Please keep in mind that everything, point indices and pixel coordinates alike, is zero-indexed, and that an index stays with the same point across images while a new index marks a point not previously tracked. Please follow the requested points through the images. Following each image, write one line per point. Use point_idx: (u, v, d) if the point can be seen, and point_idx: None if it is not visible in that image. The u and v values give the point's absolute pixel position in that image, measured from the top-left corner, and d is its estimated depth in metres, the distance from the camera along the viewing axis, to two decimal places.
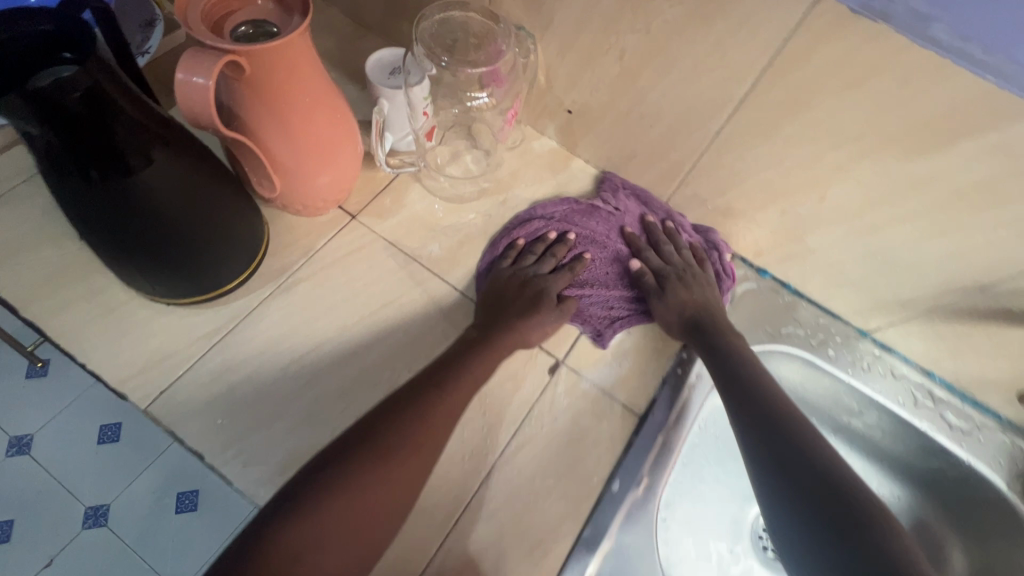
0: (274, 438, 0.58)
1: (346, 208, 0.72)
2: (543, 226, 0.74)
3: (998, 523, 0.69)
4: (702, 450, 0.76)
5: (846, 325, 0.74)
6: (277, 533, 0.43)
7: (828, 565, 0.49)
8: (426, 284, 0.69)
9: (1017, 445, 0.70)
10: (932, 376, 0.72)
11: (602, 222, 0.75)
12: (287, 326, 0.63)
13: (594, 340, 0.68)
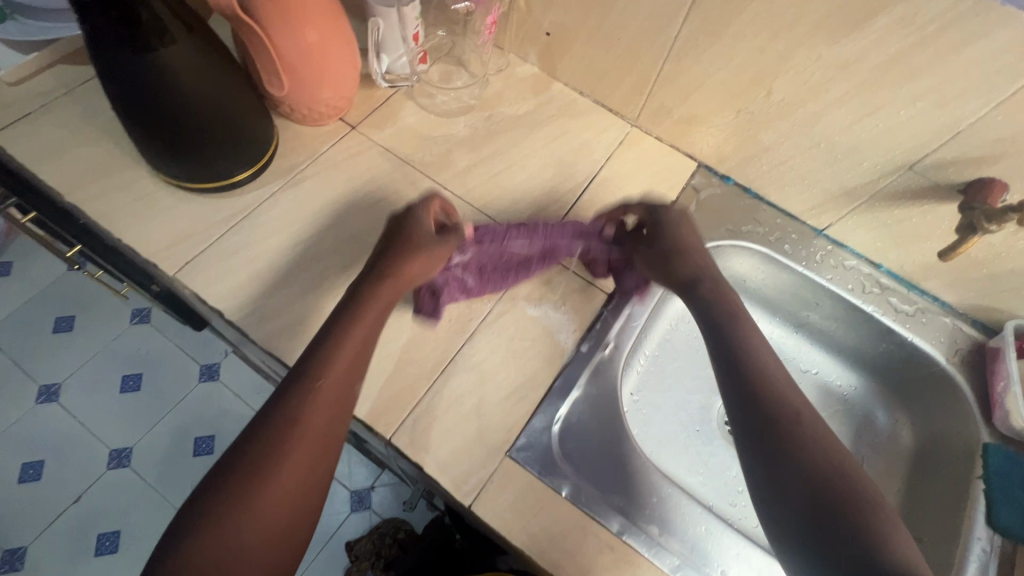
0: (284, 301, 0.66)
1: (347, 120, 0.80)
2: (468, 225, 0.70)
3: (940, 393, 0.76)
4: (674, 343, 0.84)
5: (802, 225, 0.82)
6: None
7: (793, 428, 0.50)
8: (419, 183, 0.77)
9: (958, 326, 0.77)
10: (879, 268, 0.80)
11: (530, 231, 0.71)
12: (296, 213, 0.72)
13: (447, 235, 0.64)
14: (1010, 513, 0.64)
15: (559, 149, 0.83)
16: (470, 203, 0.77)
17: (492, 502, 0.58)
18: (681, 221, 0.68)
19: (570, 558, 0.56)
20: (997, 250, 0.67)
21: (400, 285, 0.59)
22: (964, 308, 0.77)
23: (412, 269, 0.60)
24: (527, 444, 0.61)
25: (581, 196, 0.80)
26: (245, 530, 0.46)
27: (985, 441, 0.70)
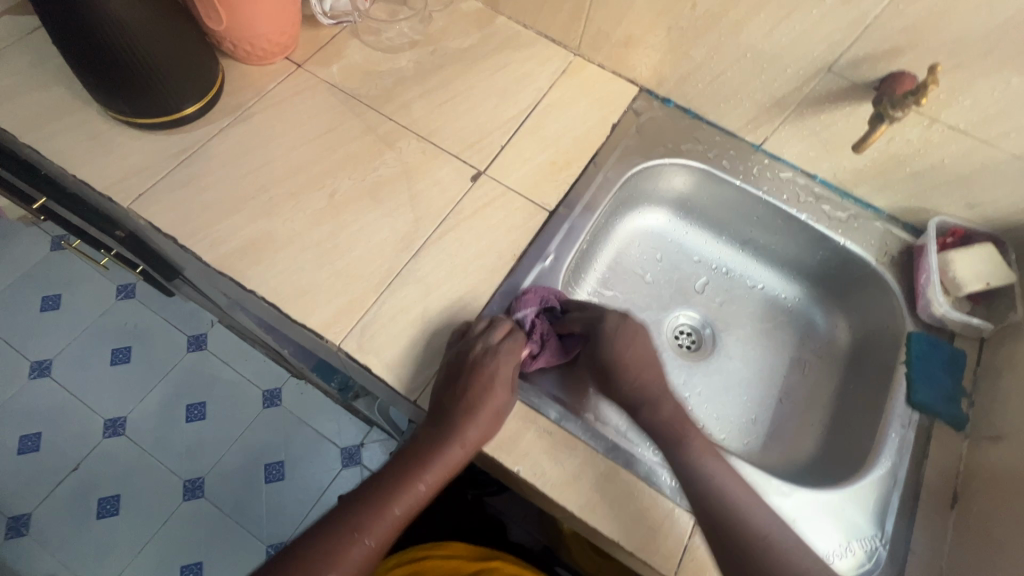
0: (235, 227, 0.69)
1: (293, 59, 0.82)
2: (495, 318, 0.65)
3: (872, 293, 0.80)
4: (628, 276, 0.88)
5: (739, 141, 0.84)
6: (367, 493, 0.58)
7: None
8: (364, 115, 0.79)
9: (888, 230, 0.80)
10: (814, 178, 0.83)
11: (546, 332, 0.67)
12: (243, 147, 0.74)
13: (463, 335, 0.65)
14: (926, 392, 0.68)
15: (503, 79, 0.85)
16: (416, 132, 0.79)
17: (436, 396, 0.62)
18: (620, 330, 0.64)
19: (508, 442, 0.61)
20: (916, 146, 0.70)
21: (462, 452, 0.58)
22: (894, 211, 0.80)
23: (476, 429, 0.58)
24: None
25: (524, 122, 0.82)
26: None
27: (909, 330, 0.73)
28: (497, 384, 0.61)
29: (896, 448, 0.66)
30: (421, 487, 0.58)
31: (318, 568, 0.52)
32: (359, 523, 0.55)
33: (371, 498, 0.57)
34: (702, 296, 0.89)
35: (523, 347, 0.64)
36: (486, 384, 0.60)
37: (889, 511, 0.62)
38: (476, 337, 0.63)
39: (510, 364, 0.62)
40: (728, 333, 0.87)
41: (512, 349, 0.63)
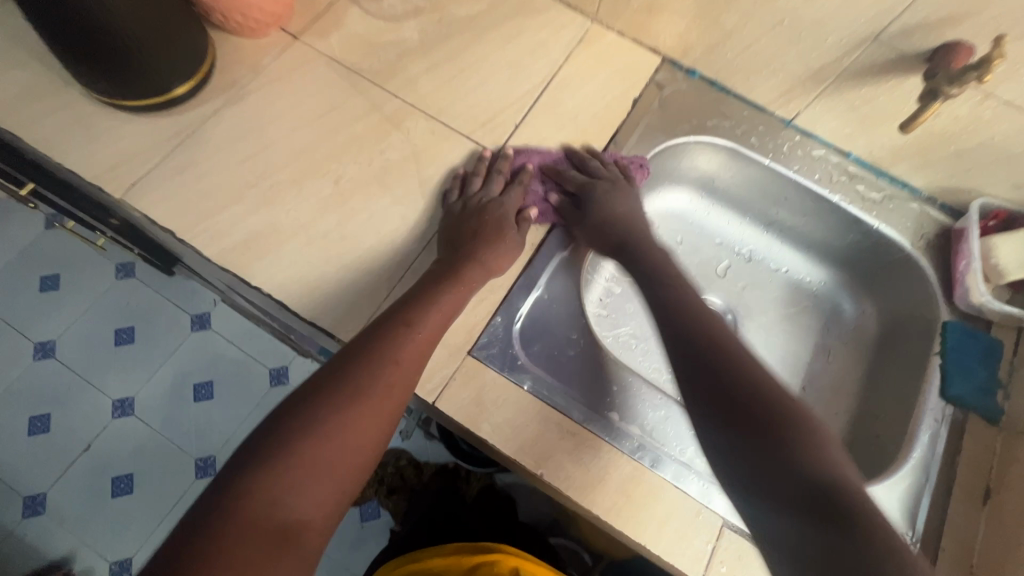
0: (235, 217, 0.65)
1: (288, 30, 0.76)
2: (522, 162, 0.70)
3: (904, 279, 0.76)
4: None
5: (769, 116, 0.79)
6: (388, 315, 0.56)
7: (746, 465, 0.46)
8: (368, 92, 0.74)
9: (924, 211, 0.76)
10: (848, 156, 0.78)
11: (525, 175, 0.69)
12: (239, 130, 0.69)
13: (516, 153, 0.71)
14: (961, 385, 0.65)
15: (515, 50, 0.78)
16: (424, 110, 0.74)
17: (454, 397, 0.60)
18: (608, 194, 0.67)
19: (530, 442, 0.59)
20: (965, 123, 0.65)
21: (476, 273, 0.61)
22: (932, 192, 0.76)
23: (491, 253, 0.62)
24: (488, 341, 0.62)
25: (540, 97, 0.76)
26: (328, 442, 0.45)
27: (945, 319, 0.70)
28: (508, 223, 0.65)
29: (928, 443, 0.64)
30: (437, 302, 0.57)
31: (359, 372, 0.49)
32: (388, 331, 0.54)
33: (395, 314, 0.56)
34: (724, 280, 0.86)
35: (521, 196, 0.68)
36: (497, 222, 0.64)
37: (919, 510, 0.61)
38: (479, 189, 0.67)
39: (512, 205, 0.66)
40: (751, 318, 0.84)
41: (516, 192, 0.67)
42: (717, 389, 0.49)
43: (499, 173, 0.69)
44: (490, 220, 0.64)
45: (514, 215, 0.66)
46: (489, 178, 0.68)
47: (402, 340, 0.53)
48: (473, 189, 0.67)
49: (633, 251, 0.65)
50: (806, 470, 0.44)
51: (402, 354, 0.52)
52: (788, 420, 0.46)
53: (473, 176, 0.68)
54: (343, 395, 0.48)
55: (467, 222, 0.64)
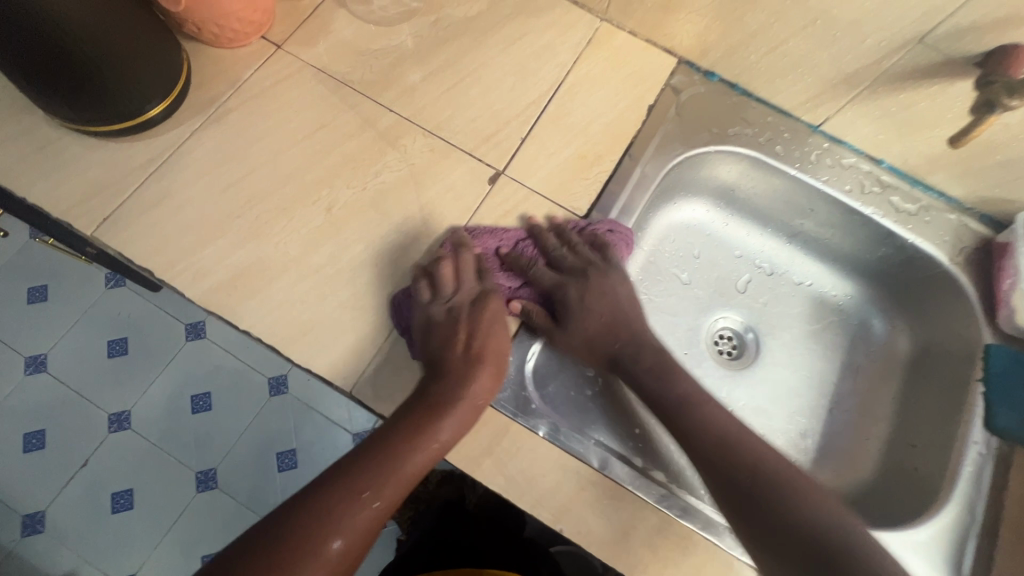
0: (219, 253, 0.60)
1: (270, 38, 0.69)
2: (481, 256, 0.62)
3: (941, 296, 0.71)
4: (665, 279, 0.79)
5: (794, 121, 0.73)
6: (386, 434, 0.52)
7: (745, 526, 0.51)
8: (359, 107, 0.67)
9: (963, 223, 0.71)
10: (880, 164, 0.72)
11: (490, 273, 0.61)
12: (220, 153, 0.63)
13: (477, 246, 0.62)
14: (1008, 416, 0.61)
15: (519, 54, 0.72)
16: (421, 126, 0.67)
17: (464, 448, 0.55)
18: (591, 299, 0.61)
19: (547, 495, 0.54)
20: (1016, 131, 0.59)
21: (477, 406, 0.54)
22: (970, 202, 0.71)
23: (468, 388, 0.54)
24: (499, 384, 0.58)
25: (547, 108, 0.70)
26: None
27: (987, 342, 0.65)
28: (480, 333, 0.57)
29: (971, 480, 0.60)
30: (442, 430, 0.52)
31: (336, 509, 0.47)
32: (382, 462, 0.50)
33: (394, 437, 0.51)
34: (745, 296, 0.81)
35: (487, 302, 0.59)
36: (471, 332, 0.57)
37: (964, 553, 0.57)
38: (432, 299, 0.58)
39: (483, 313, 0.58)
40: (774, 336, 0.79)
41: (480, 301, 0.59)
42: (741, 486, 0.52)
43: (455, 272, 0.59)
44: (459, 337, 0.56)
45: (488, 322, 0.58)
46: (443, 284, 0.58)
47: (418, 448, 0.51)
48: (433, 296, 0.58)
49: (618, 340, 0.60)
50: (834, 559, 0.48)
51: (386, 493, 0.49)
52: (770, 474, 0.52)
53: (425, 280, 0.59)
54: (306, 542, 0.45)
55: (430, 343, 0.56)
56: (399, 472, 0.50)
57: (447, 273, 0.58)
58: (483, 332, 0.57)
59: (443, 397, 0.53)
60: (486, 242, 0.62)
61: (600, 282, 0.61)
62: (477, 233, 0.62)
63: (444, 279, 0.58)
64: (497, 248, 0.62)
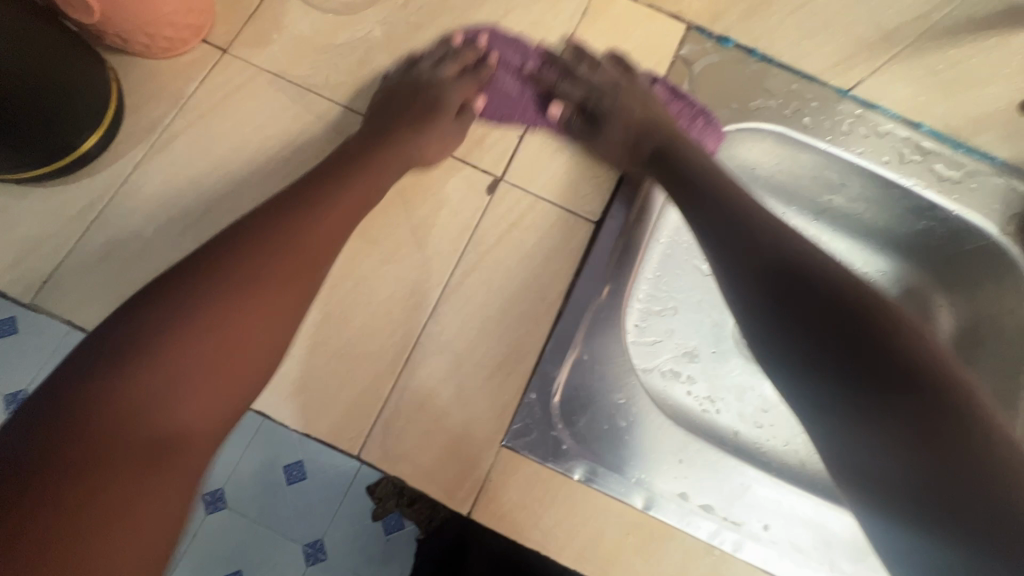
0: None
1: (213, 42, 0.59)
2: (487, 40, 0.60)
3: (986, 268, 0.66)
4: (684, 276, 0.72)
5: (822, 87, 0.65)
6: (239, 243, 0.43)
7: (834, 386, 0.39)
8: (328, 116, 0.58)
9: (1013, 187, 0.64)
10: (919, 128, 0.64)
11: (502, 74, 0.59)
12: (173, 188, 0.55)
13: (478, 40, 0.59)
14: None
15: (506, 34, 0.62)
16: None
17: (493, 503, 0.49)
18: (624, 107, 0.57)
19: (591, 546, 0.49)
20: None
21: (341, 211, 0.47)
22: (1019, 161, 0.64)
23: (419, 144, 0.54)
24: (524, 428, 0.51)
25: None
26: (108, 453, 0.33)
27: None
28: (448, 110, 0.56)
29: None
30: (301, 236, 0.44)
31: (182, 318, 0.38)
32: (224, 262, 0.41)
33: (235, 244, 0.42)
34: None
35: (475, 87, 0.58)
36: (429, 111, 0.56)
37: None
38: (427, 71, 0.58)
39: (458, 95, 0.57)
40: None
41: (464, 85, 0.57)
42: (844, 317, 0.39)
43: (455, 54, 0.58)
44: (432, 102, 0.56)
45: (457, 104, 0.57)
46: (442, 63, 0.58)
47: (274, 245, 0.43)
48: (435, 66, 0.58)
49: (659, 131, 0.56)
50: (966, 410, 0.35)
51: (245, 297, 0.40)
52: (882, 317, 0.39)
53: (443, 52, 0.59)
54: (140, 358, 0.36)
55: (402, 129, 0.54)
56: (243, 272, 0.41)
57: (436, 59, 0.58)
58: (455, 96, 0.57)
59: (303, 206, 0.46)
60: (507, 40, 0.60)
61: (631, 96, 0.58)
62: (497, 39, 0.60)
63: (451, 56, 0.58)
64: (513, 58, 0.60)
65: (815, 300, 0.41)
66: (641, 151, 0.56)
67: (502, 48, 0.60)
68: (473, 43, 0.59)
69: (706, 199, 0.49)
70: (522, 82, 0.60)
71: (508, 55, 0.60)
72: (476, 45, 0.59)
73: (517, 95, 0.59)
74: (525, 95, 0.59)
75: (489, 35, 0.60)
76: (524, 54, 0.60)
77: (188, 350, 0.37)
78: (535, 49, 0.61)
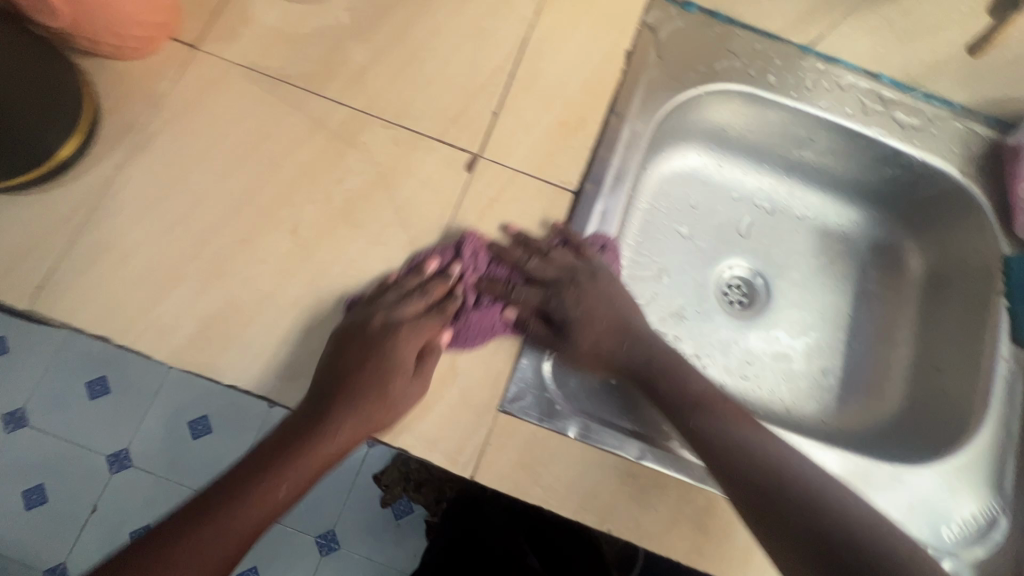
0: (182, 303, 0.52)
1: (183, 39, 0.59)
2: (446, 263, 0.55)
3: (951, 209, 0.68)
4: (666, 238, 0.74)
5: (784, 45, 0.67)
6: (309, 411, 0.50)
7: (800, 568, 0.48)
8: (304, 106, 0.59)
9: (973, 130, 0.66)
10: (880, 79, 0.67)
11: (474, 309, 0.54)
12: (157, 187, 0.55)
13: (438, 262, 0.55)
14: None
15: (472, 14, 0.63)
16: (379, 116, 0.59)
17: (495, 465, 0.51)
18: (592, 302, 0.57)
19: (589, 497, 0.52)
20: None
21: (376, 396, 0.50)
22: (977, 104, 0.66)
23: (377, 416, 0.49)
24: (519, 392, 0.53)
25: (514, 71, 0.62)
26: None
27: (1006, 254, 0.63)
28: (406, 373, 0.51)
29: (1004, 393, 0.59)
30: (343, 426, 0.49)
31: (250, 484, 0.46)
32: (297, 438, 0.48)
33: (305, 416, 0.49)
34: (749, 240, 0.76)
35: (438, 329, 0.52)
36: (381, 368, 0.50)
37: (1005, 468, 0.57)
38: (386, 306, 0.52)
39: (411, 348, 0.51)
40: (783, 277, 0.76)
41: (427, 325, 0.52)
42: (778, 496, 0.49)
43: (414, 286, 0.53)
44: (381, 347, 0.51)
45: (412, 359, 0.51)
46: (397, 294, 0.53)
47: (335, 422, 0.49)
48: (391, 305, 0.52)
49: (624, 342, 0.58)
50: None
51: (297, 471, 0.47)
52: (792, 482, 0.50)
53: (395, 282, 0.54)
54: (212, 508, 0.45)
55: (343, 398, 0.49)
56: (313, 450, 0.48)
57: (393, 291, 0.53)
58: (411, 352, 0.51)
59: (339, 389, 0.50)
60: (468, 249, 0.55)
61: (592, 292, 0.57)
62: (461, 250, 0.55)
63: (410, 286, 0.53)
64: (474, 267, 0.55)
65: (756, 478, 0.50)
66: (607, 363, 0.58)
67: (466, 269, 0.55)
68: (435, 271, 0.54)
69: (656, 369, 0.57)
70: (487, 295, 0.54)
71: (468, 262, 0.55)
72: (433, 269, 0.54)
73: (481, 307, 0.54)
74: (490, 310, 0.54)
75: (450, 260, 0.55)
76: (485, 260, 0.56)
77: (261, 497, 0.46)
78: (486, 247, 0.56)
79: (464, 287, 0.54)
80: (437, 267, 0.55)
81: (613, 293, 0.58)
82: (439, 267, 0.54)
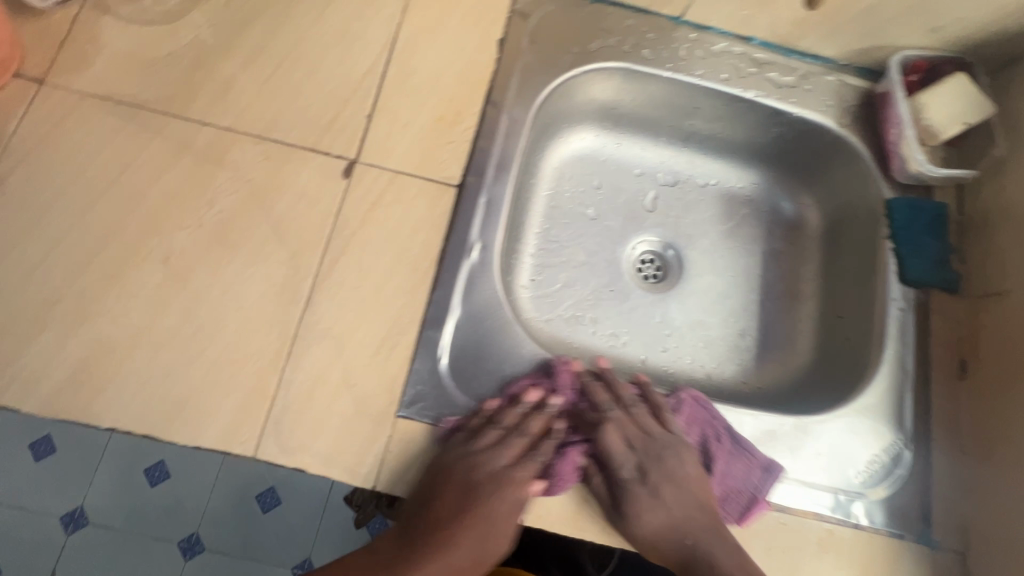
0: (50, 348, 0.50)
1: (27, 74, 0.56)
2: (544, 395, 0.56)
3: (837, 160, 0.70)
4: (571, 222, 0.74)
5: (654, 18, 0.68)
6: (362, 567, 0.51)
7: None
8: (165, 129, 0.57)
9: (844, 82, 0.69)
10: (750, 42, 0.69)
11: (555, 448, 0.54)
12: (11, 231, 0.52)
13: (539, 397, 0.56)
14: (917, 265, 0.62)
15: (337, 18, 0.62)
16: (246, 132, 0.57)
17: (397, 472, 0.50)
18: (676, 474, 0.54)
19: (499, 493, 0.51)
20: None
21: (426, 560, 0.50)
22: (845, 57, 0.68)
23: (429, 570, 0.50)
24: (417, 395, 0.52)
25: (385, 72, 0.61)
26: None
27: (887, 198, 0.65)
28: (480, 518, 0.51)
29: (897, 332, 0.61)
30: None
31: None
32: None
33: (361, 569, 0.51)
34: (656, 214, 0.77)
35: (527, 470, 0.52)
36: (458, 514, 0.51)
37: (904, 403, 0.59)
38: (477, 445, 0.52)
39: (498, 492, 0.51)
40: (692, 246, 0.76)
41: (510, 469, 0.52)
42: None
43: (516, 416, 0.54)
44: (463, 492, 0.51)
45: (495, 506, 0.51)
46: (496, 429, 0.53)
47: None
48: (486, 443, 0.52)
49: (699, 524, 0.52)
50: None
51: None
52: None
53: (496, 407, 0.54)
54: None
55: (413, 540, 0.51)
56: None
57: (497, 418, 0.53)
58: (495, 499, 0.51)
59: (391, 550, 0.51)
60: (563, 386, 0.57)
61: (676, 465, 0.55)
62: (562, 381, 0.57)
63: (512, 417, 0.54)
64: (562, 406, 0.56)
65: None
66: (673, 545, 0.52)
67: (555, 404, 0.56)
68: (530, 401, 0.55)
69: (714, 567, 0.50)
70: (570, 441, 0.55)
71: (556, 404, 0.56)
72: (527, 400, 0.55)
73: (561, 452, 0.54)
74: (568, 459, 0.53)
75: (547, 389, 0.56)
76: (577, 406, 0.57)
77: None
78: (577, 381, 0.58)
79: (554, 424, 0.56)
80: (536, 404, 0.56)
81: (689, 481, 0.54)
82: (535, 401, 0.56)
